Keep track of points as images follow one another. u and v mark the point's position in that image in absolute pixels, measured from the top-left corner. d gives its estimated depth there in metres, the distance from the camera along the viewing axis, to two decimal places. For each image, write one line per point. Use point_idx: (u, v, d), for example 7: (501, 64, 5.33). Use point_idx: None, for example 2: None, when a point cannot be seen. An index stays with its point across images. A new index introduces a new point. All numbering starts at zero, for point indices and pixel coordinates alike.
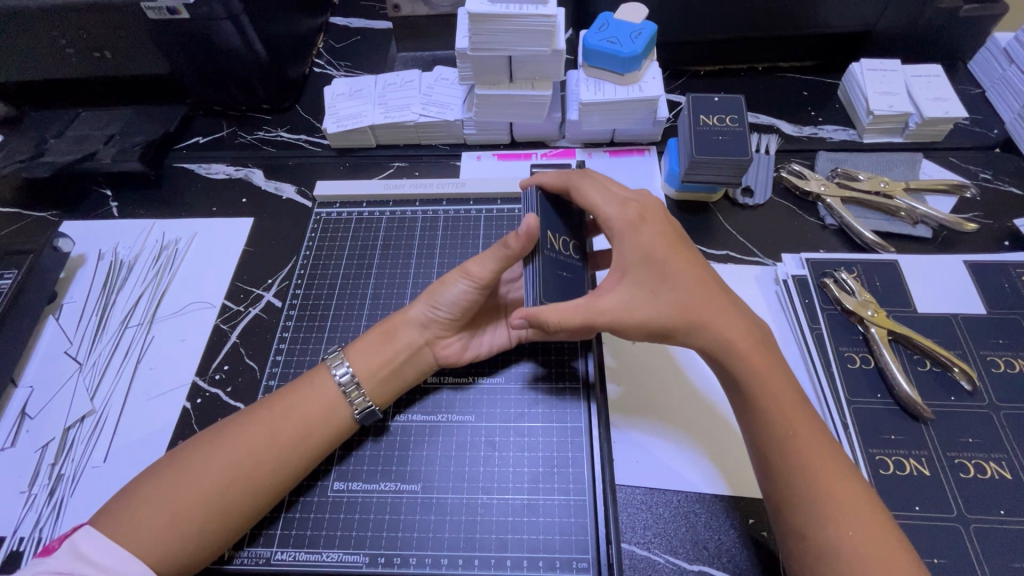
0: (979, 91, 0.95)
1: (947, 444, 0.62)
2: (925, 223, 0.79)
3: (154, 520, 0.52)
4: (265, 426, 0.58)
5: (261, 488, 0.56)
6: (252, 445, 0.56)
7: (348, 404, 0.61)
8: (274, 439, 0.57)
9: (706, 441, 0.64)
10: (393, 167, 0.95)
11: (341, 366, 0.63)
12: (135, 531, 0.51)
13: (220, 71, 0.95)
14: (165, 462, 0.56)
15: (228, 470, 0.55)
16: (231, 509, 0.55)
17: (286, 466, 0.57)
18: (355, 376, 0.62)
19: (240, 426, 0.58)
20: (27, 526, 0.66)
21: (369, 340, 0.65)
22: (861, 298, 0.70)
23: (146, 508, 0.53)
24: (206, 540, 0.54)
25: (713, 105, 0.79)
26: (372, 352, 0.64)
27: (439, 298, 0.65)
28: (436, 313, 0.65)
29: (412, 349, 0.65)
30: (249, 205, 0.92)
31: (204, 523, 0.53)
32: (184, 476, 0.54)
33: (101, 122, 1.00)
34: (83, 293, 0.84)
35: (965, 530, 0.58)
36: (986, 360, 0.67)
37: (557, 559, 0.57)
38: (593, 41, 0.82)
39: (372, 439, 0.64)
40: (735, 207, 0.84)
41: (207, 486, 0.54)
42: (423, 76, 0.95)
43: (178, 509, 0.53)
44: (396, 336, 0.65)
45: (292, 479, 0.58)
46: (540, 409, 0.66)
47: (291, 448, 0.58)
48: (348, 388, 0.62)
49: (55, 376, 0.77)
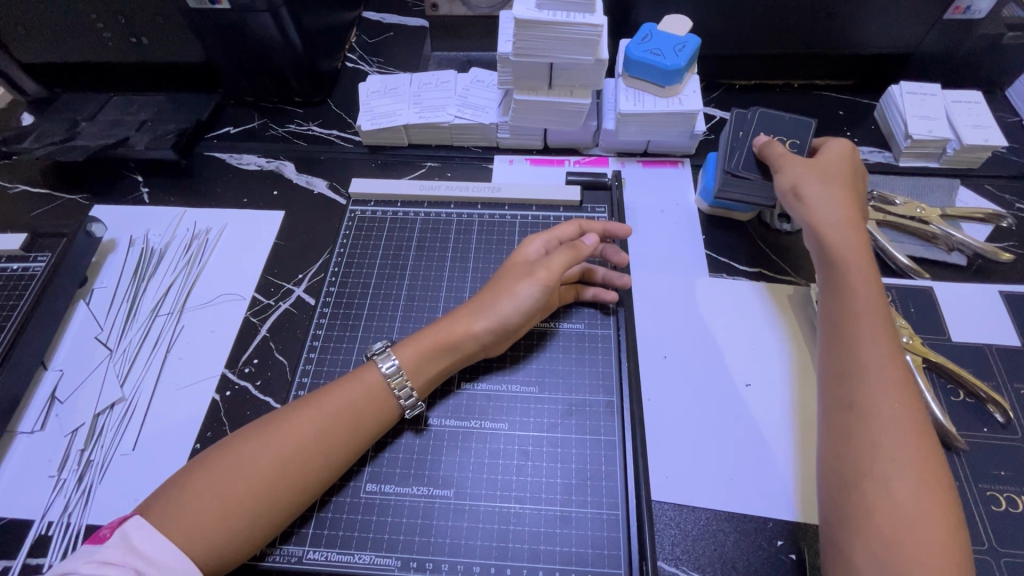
0: (1017, 119, 0.94)
1: (979, 476, 0.62)
2: (960, 251, 0.79)
3: (206, 515, 0.52)
4: (314, 421, 0.58)
5: (308, 483, 0.57)
6: (300, 440, 0.57)
7: (393, 396, 0.62)
8: (323, 434, 0.58)
9: (744, 429, 0.66)
10: (424, 167, 0.94)
11: (387, 360, 0.63)
12: (183, 524, 0.51)
13: (257, 63, 0.95)
14: (212, 456, 0.56)
15: (277, 465, 0.55)
16: (277, 505, 0.55)
17: (335, 459, 0.58)
18: (401, 369, 0.63)
19: (286, 419, 0.58)
20: (55, 511, 0.66)
21: (422, 344, 0.65)
22: (895, 324, 0.70)
23: (194, 502, 0.53)
24: (251, 537, 0.54)
25: (780, 122, 0.79)
26: (422, 357, 0.64)
27: (513, 303, 0.67)
28: (494, 321, 0.66)
29: (465, 354, 0.66)
30: (280, 198, 0.92)
31: (250, 517, 0.53)
32: (230, 471, 0.54)
33: (134, 107, 1.00)
34: (114, 279, 0.84)
35: (996, 563, 0.58)
36: (1020, 393, 0.67)
37: (589, 572, 0.57)
38: (636, 51, 0.82)
39: (408, 436, 0.65)
40: (771, 230, 0.83)
41: (256, 481, 0.54)
42: (459, 77, 0.95)
43: (230, 506, 0.53)
44: (454, 346, 0.65)
45: (336, 474, 0.59)
46: (572, 420, 0.66)
47: (341, 442, 0.58)
48: (393, 379, 0.62)
49: (85, 362, 0.77)
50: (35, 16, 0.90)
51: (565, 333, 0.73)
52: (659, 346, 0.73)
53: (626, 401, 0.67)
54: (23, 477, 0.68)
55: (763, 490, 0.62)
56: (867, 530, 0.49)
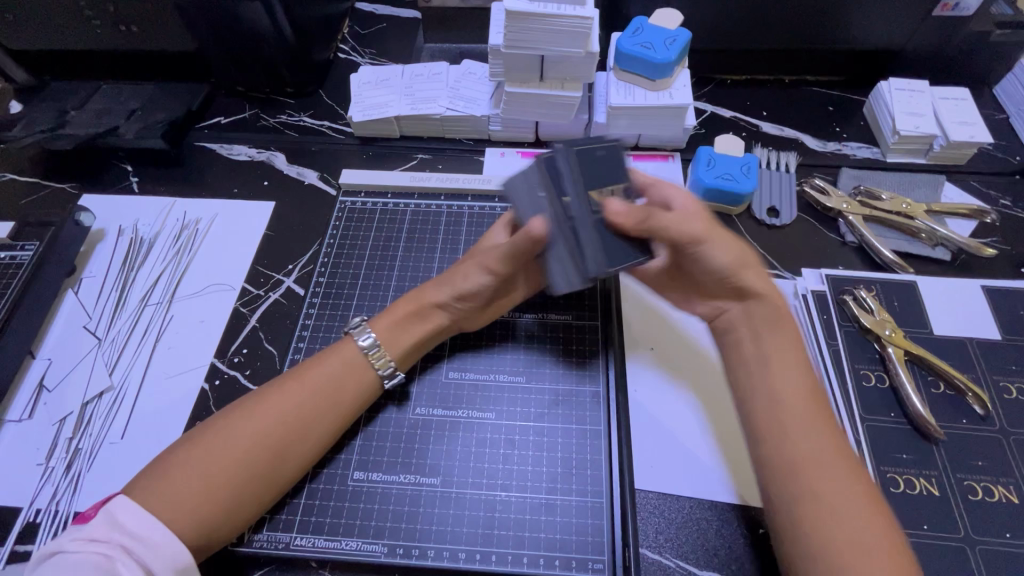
0: (1004, 116, 0.95)
1: (957, 466, 0.63)
2: (944, 246, 0.80)
3: (192, 490, 0.53)
4: (297, 395, 0.59)
5: (291, 460, 0.58)
6: (283, 417, 0.58)
7: (373, 369, 0.64)
8: (305, 412, 0.59)
9: (714, 422, 0.66)
10: (416, 159, 0.94)
11: (364, 334, 0.65)
12: (169, 499, 0.52)
13: (247, 53, 0.94)
14: (197, 433, 0.56)
15: (263, 438, 0.56)
16: (265, 478, 0.56)
17: (315, 437, 0.59)
18: (377, 342, 0.64)
19: (270, 396, 0.59)
20: (44, 498, 0.66)
21: (396, 316, 0.67)
22: (879, 317, 0.71)
23: (181, 477, 0.53)
24: (234, 514, 0.54)
25: (597, 169, 0.62)
26: (396, 328, 0.66)
27: (468, 284, 0.66)
28: (458, 296, 0.67)
29: (437, 326, 0.68)
30: (270, 188, 0.92)
31: (235, 493, 0.54)
32: (216, 446, 0.55)
33: (123, 96, 0.99)
34: (103, 269, 0.84)
35: (970, 551, 0.59)
36: (999, 386, 0.68)
37: (573, 559, 0.58)
38: (627, 45, 0.82)
39: (396, 407, 0.67)
40: (761, 226, 0.84)
41: (242, 457, 0.55)
42: (451, 69, 0.95)
43: (217, 480, 0.54)
44: (426, 315, 0.67)
45: (317, 453, 0.60)
46: (559, 409, 0.67)
47: (323, 416, 0.60)
48: (371, 352, 0.64)
49: (73, 350, 0.77)
50: (23, 3, 0.89)
51: (553, 324, 0.73)
52: (643, 339, 0.72)
53: (613, 391, 0.68)
54: (11, 465, 0.68)
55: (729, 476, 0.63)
56: (823, 566, 0.49)
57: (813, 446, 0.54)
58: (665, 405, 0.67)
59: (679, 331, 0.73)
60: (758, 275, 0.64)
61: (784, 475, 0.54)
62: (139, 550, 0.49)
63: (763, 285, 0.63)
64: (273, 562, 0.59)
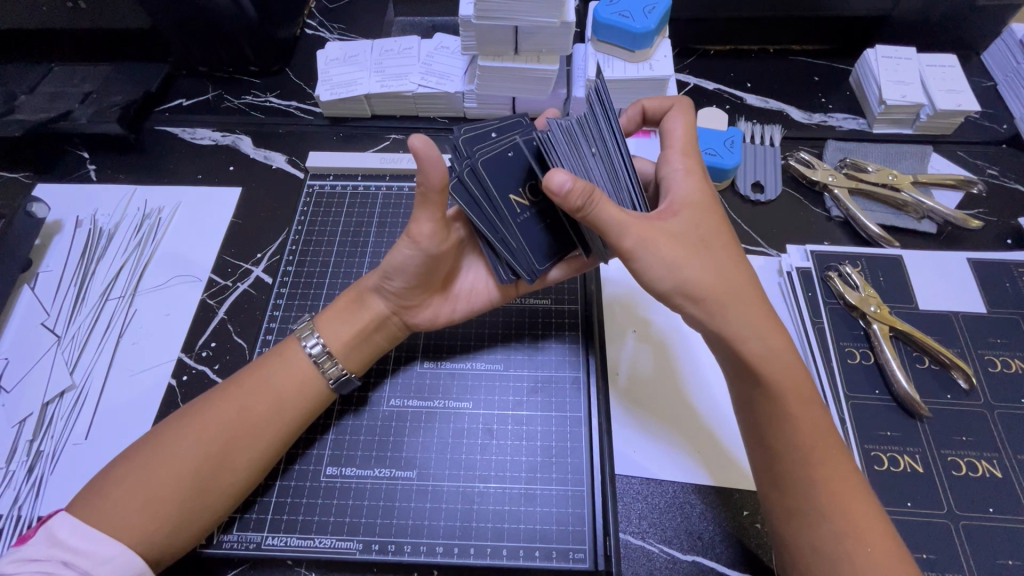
0: (991, 84, 0.93)
1: (942, 442, 0.63)
2: (930, 218, 0.78)
3: (131, 503, 0.51)
4: (236, 401, 0.58)
5: (239, 466, 0.56)
6: (224, 424, 0.56)
7: (322, 376, 0.62)
8: (248, 414, 0.57)
9: (692, 417, 0.64)
10: (388, 140, 0.90)
11: (311, 338, 0.63)
12: (109, 511, 0.51)
13: (207, 34, 0.88)
14: (140, 444, 0.55)
15: (201, 448, 0.54)
16: (209, 487, 0.54)
17: (263, 440, 0.57)
18: (327, 348, 0.62)
19: (213, 403, 0.57)
20: (4, 504, 0.64)
21: (338, 311, 0.65)
22: (863, 293, 0.70)
23: (120, 491, 0.52)
24: (185, 525, 0.53)
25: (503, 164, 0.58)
26: (341, 322, 0.64)
27: (389, 267, 0.62)
28: (387, 281, 0.63)
29: (381, 317, 0.65)
30: (236, 174, 0.88)
31: (182, 504, 0.53)
32: (158, 455, 0.54)
33: (77, 78, 0.93)
34: (60, 262, 0.80)
35: (954, 527, 0.59)
36: (984, 360, 0.67)
37: (553, 550, 0.57)
38: (603, 14, 0.79)
39: (354, 411, 0.65)
40: (746, 204, 0.82)
41: (183, 466, 0.53)
42: (422, 43, 0.90)
43: (156, 491, 0.52)
44: (363, 304, 0.65)
45: (269, 460, 0.58)
46: (539, 397, 0.66)
47: (263, 424, 0.57)
48: (320, 359, 0.62)
49: (31, 350, 0.73)
50: None
51: (531, 309, 0.72)
52: (625, 321, 0.71)
53: (595, 375, 0.67)
54: None
55: (694, 462, 0.62)
56: None
57: (804, 469, 0.51)
58: (643, 406, 0.65)
59: (650, 325, 0.71)
60: (734, 300, 0.53)
61: (774, 492, 0.52)
62: (82, 564, 0.48)
63: (737, 314, 0.53)
64: (247, 562, 0.58)
